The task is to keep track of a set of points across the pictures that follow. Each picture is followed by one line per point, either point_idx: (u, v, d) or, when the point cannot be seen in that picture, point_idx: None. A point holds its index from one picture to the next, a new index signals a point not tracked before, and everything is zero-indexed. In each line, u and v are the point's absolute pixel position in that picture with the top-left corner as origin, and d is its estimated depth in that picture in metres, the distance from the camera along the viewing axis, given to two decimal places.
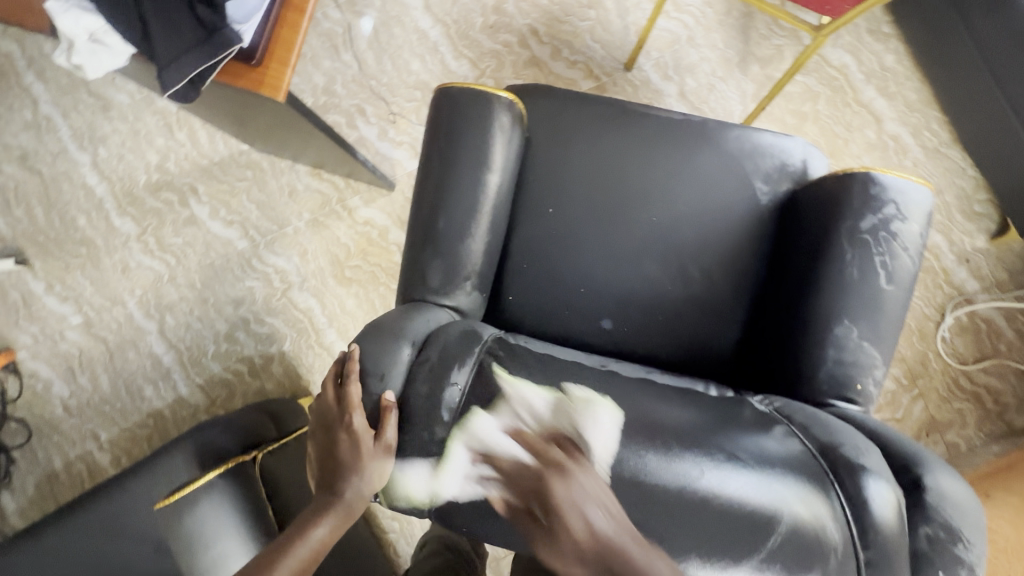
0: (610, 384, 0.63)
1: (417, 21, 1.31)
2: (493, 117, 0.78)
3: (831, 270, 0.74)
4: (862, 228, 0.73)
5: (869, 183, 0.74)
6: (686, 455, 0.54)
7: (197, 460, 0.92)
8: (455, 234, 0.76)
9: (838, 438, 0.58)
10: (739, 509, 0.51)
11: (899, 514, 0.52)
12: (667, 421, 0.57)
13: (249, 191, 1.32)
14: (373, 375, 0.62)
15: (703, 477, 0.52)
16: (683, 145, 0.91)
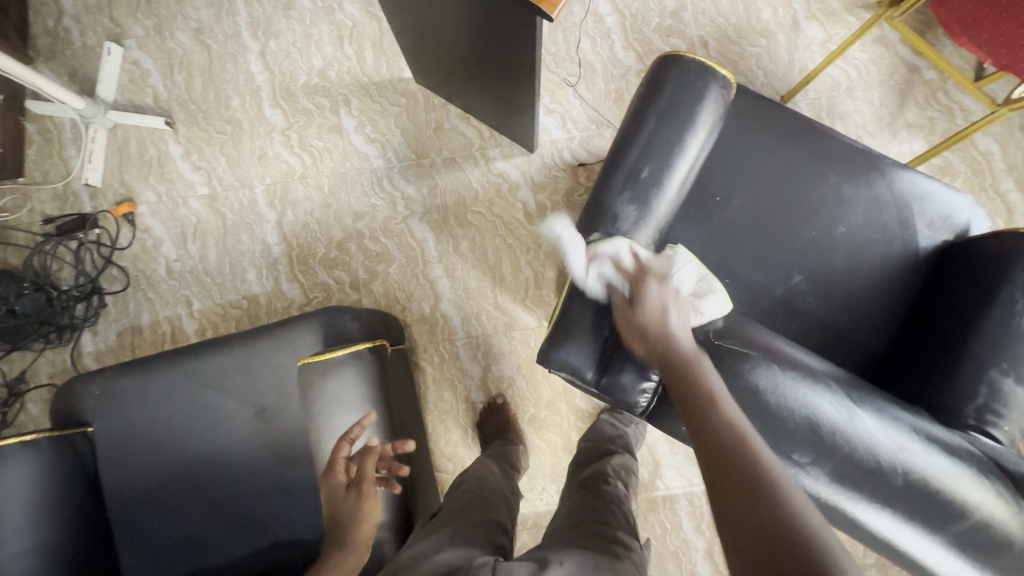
0: (795, 350, 0.68)
1: (597, 5, 1.38)
2: (709, 90, 0.82)
3: (1000, 317, 0.76)
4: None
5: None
6: (885, 426, 0.57)
7: (322, 338, 0.99)
8: (650, 187, 0.80)
9: (1008, 455, 0.61)
10: (932, 487, 0.54)
11: None
12: (839, 386, 0.61)
13: (398, 117, 1.38)
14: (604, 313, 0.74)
15: (883, 440, 0.56)
16: (856, 173, 0.95)
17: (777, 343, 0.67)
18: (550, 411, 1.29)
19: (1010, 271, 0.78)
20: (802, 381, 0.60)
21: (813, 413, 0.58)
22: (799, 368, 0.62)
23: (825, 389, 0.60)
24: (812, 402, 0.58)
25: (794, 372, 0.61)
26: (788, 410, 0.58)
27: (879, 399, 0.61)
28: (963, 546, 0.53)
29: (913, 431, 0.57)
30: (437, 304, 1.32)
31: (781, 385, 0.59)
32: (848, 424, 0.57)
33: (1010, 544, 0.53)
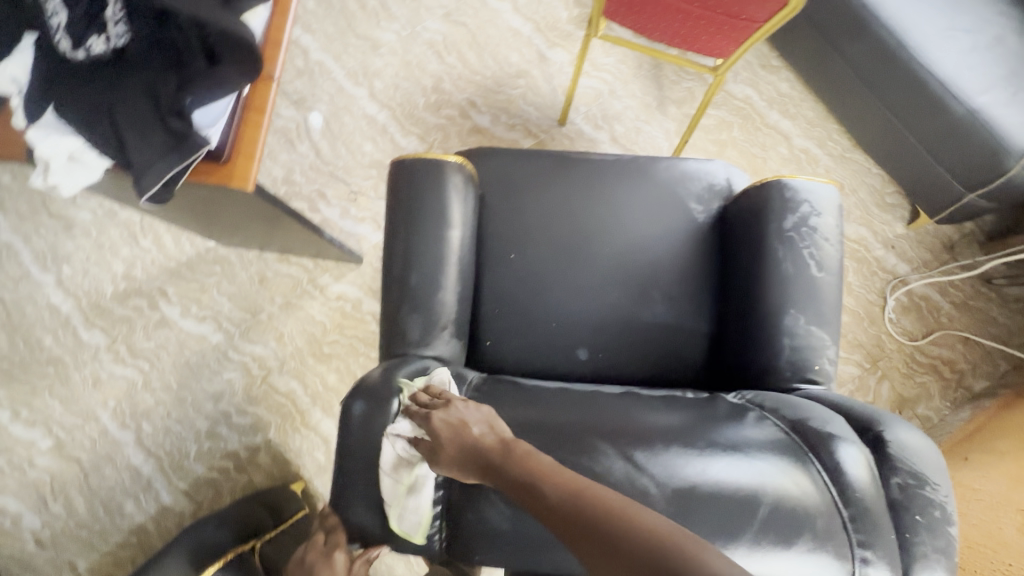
0: (596, 399, 0.68)
1: (364, 109, 1.43)
2: (447, 180, 0.87)
3: (772, 269, 0.82)
4: (788, 228, 0.82)
5: (789, 186, 0.84)
6: (684, 453, 0.57)
7: (193, 563, 0.95)
8: (427, 289, 0.82)
9: (805, 413, 0.63)
10: (741, 497, 0.54)
11: (871, 472, 0.57)
12: (628, 424, 0.62)
13: (219, 285, 1.35)
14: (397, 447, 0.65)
15: (674, 471, 0.56)
16: (622, 181, 1.01)
17: (575, 403, 0.66)
18: None
19: (764, 227, 0.84)
20: (598, 438, 0.60)
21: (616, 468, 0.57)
22: (586, 427, 0.61)
23: (621, 437, 0.60)
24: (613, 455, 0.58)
25: (591, 434, 0.60)
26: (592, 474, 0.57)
27: (676, 421, 0.62)
28: (780, 538, 0.53)
29: (701, 443, 0.58)
30: (330, 447, 1.27)
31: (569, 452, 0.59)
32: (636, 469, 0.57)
33: (815, 514, 0.54)
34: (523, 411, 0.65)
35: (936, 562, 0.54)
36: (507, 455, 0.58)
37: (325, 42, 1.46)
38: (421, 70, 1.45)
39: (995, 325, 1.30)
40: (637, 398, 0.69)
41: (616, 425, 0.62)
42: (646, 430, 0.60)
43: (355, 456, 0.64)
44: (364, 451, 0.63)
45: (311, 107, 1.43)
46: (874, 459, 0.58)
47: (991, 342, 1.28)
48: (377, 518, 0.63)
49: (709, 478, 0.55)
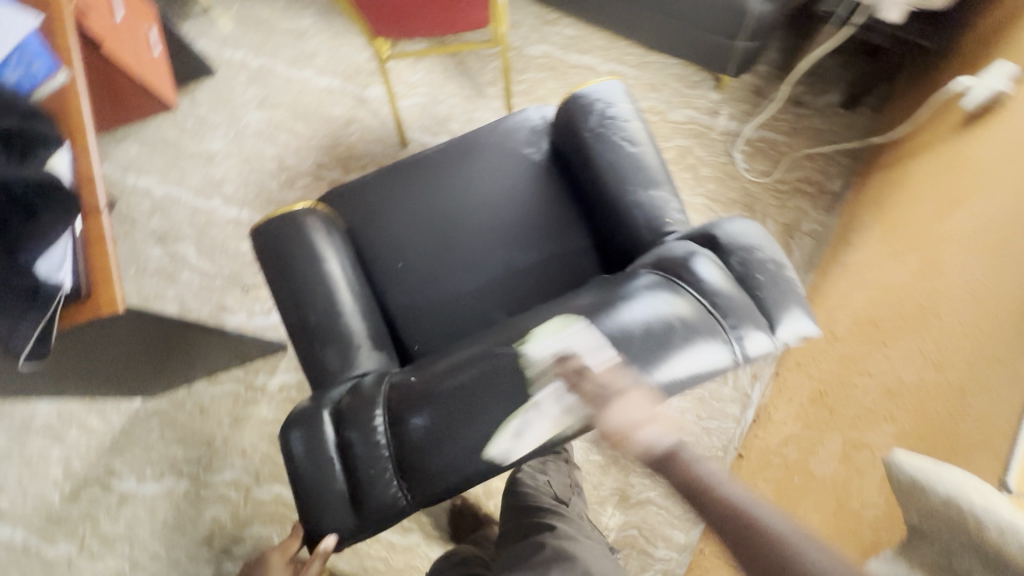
0: (500, 329, 0.72)
1: (226, 215, 1.47)
2: (305, 225, 0.94)
3: (601, 164, 0.94)
4: (598, 125, 0.95)
5: (585, 94, 0.97)
6: (591, 320, 0.62)
7: None
8: (329, 320, 0.87)
9: (660, 254, 0.75)
10: (645, 325, 0.61)
11: (719, 266, 0.69)
12: (524, 323, 0.66)
13: (164, 435, 1.33)
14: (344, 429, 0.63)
15: (571, 335, 0.62)
16: (461, 160, 1.12)
17: (482, 339, 0.69)
18: (497, 496, 1.28)
19: (579, 135, 0.96)
20: (513, 347, 0.63)
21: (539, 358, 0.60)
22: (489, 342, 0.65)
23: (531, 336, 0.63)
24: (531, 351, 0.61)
25: (501, 344, 0.63)
26: (521, 375, 0.60)
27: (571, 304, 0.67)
28: (669, 343, 0.60)
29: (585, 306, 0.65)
30: None
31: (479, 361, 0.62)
32: (539, 347, 0.61)
33: (688, 313, 0.63)
34: (436, 364, 0.66)
35: (793, 305, 0.67)
36: (443, 397, 0.59)
37: (162, 176, 1.51)
38: (261, 158, 1.51)
39: (824, 133, 1.48)
40: (535, 312, 0.74)
41: (513, 330, 0.66)
42: (550, 320, 0.64)
43: (302, 472, 0.64)
44: (303, 458, 0.63)
45: (177, 236, 1.46)
46: (724, 259, 0.70)
47: (828, 148, 1.46)
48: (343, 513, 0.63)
49: (617, 326, 0.61)
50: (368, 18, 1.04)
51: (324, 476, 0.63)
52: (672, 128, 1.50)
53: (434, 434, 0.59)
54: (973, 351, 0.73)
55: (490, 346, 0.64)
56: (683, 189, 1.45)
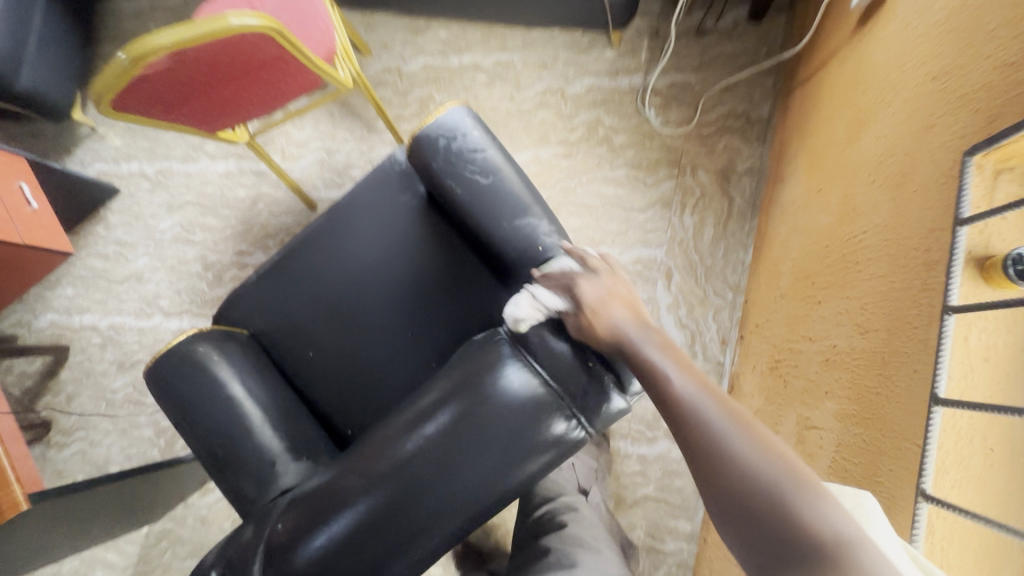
0: (375, 430, 0.72)
1: (170, 328, 1.48)
2: (197, 356, 0.91)
3: (465, 207, 0.87)
4: (450, 165, 0.86)
5: (430, 129, 0.87)
6: (472, 401, 0.63)
7: None
8: (241, 449, 0.86)
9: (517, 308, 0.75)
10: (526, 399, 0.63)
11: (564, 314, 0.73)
12: (406, 415, 0.67)
13: (177, 553, 1.38)
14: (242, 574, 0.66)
15: (451, 420, 0.63)
16: (343, 227, 1.06)
17: (362, 445, 0.70)
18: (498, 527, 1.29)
19: (436, 180, 0.89)
20: (392, 451, 0.64)
21: (423, 455, 0.62)
22: (376, 442, 0.66)
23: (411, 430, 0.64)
24: (411, 452, 0.62)
25: (388, 446, 0.64)
26: (408, 476, 0.61)
27: (435, 391, 0.68)
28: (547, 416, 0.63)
29: (465, 386, 0.65)
30: None
31: (368, 467, 0.63)
32: (422, 441, 0.63)
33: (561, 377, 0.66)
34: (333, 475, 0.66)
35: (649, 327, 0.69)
36: (353, 513, 0.61)
37: (102, 308, 1.52)
38: (184, 262, 1.50)
39: (739, 56, 1.34)
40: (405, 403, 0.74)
41: (399, 423, 0.67)
42: (419, 415, 0.65)
43: None
44: None
45: (134, 361, 1.48)
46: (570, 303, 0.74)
47: (745, 72, 1.32)
48: None
49: (501, 409, 0.63)
50: (206, 131, 1.00)
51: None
52: (575, 103, 1.39)
53: (335, 555, 0.60)
54: (892, 314, 0.64)
55: (378, 445, 0.65)
56: (603, 164, 1.35)
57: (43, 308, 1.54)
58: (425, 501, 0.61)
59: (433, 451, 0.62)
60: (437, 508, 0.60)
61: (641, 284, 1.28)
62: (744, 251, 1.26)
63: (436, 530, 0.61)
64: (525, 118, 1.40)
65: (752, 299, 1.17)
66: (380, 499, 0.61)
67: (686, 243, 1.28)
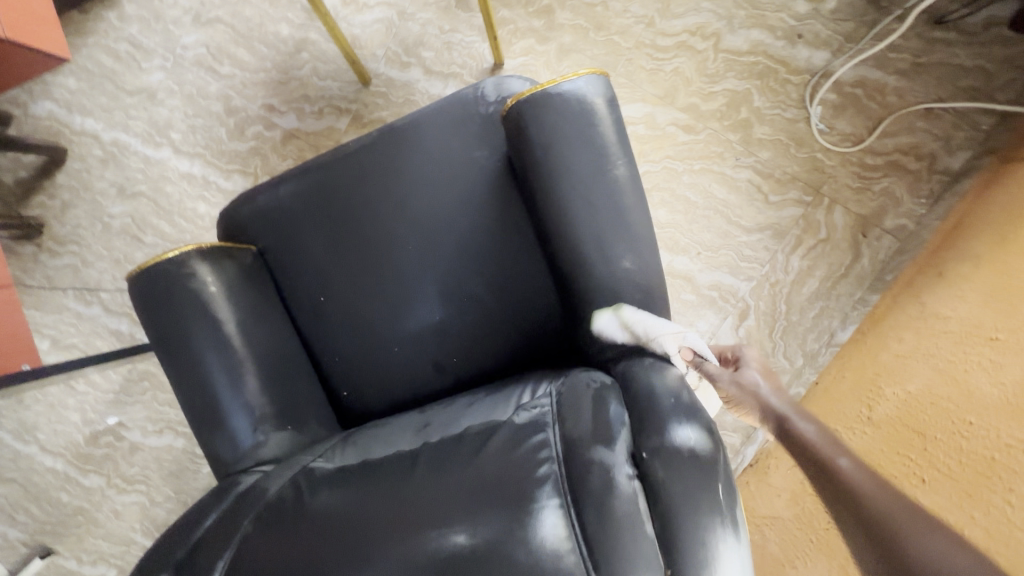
0: (381, 491, 0.60)
1: (178, 169, 1.30)
2: (190, 279, 0.77)
3: (559, 230, 0.66)
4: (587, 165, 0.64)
5: (567, 111, 0.63)
6: (497, 539, 0.50)
7: None
8: (223, 403, 0.76)
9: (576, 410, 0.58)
10: (562, 561, 0.49)
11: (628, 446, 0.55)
12: (419, 506, 0.55)
13: (157, 396, 1.39)
14: None
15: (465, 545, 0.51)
16: (394, 162, 0.84)
17: (368, 502, 0.59)
18: None
19: (533, 175, 0.66)
20: (398, 554, 0.53)
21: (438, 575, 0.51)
22: (378, 530, 0.55)
23: (434, 536, 0.52)
24: (425, 564, 0.51)
25: (389, 539, 0.54)
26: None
27: (463, 493, 0.54)
28: None
29: (496, 510, 0.51)
30: None
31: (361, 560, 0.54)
32: (425, 558, 0.52)
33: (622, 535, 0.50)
34: (324, 530, 0.58)
35: (740, 511, 0.53)
36: None
37: (108, 117, 1.32)
38: (206, 96, 1.27)
39: (965, 74, 0.99)
40: (422, 466, 0.60)
41: (408, 512, 0.55)
42: (435, 516, 0.53)
43: None
44: None
45: (134, 192, 1.33)
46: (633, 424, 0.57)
47: (962, 101, 0.98)
48: None
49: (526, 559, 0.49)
50: None
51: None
52: (726, 62, 1.05)
53: None
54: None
55: (379, 532, 0.55)
56: (725, 156, 1.07)
57: (43, 94, 1.34)
58: None
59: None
60: None
61: (708, 314, 1.09)
62: (840, 322, 1.05)
63: None
64: (657, 59, 1.07)
65: (823, 386, 1.00)
66: None
67: (778, 289, 1.07)
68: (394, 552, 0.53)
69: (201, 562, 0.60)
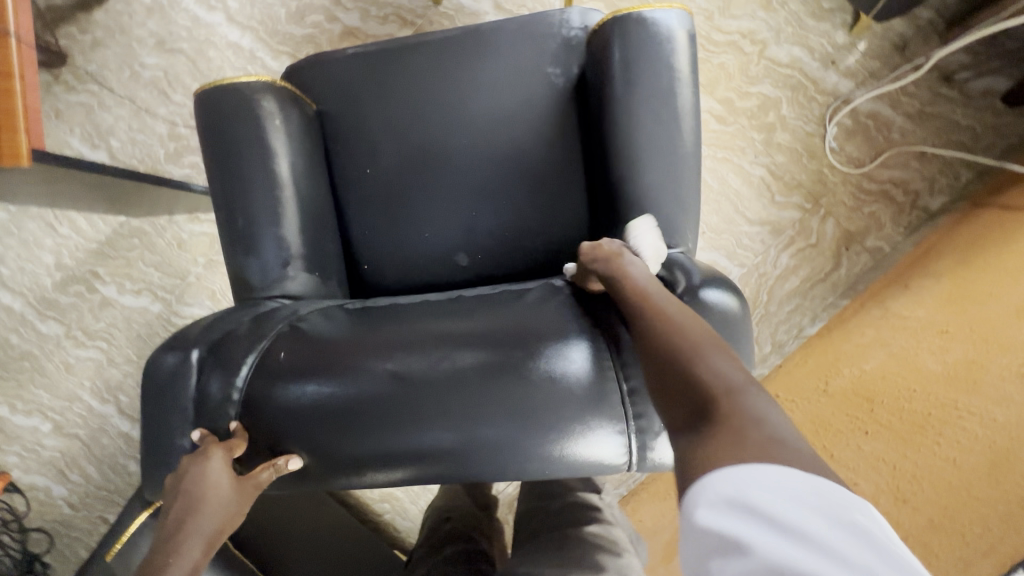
0: (401, 314, 0.64)
1: (226, 37, 1.30)
2: (256, 109, 0.79)
3: (621, 137, 0.73)
4: (659, 83, 0.71)
5: (653, 33, 0.71)
6: (529, 356, 0.56)
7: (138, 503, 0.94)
8: (259, 231, 0.78)
9: None
10: (586, 380, 0.55)
11: None
12: (447, 326, 0.60)
13: (143, 257, 1.36)
14: (217, 374, 0.59)
15: (491, 357, 0.56)
16: (467, 58, 0.89)
17: (401, 321, 0.62)
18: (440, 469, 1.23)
19: (608, 88, 0.74)
20: (421, 356, 0.57)
21: (466, 385, 0.55)
22: (403, 339, 0.59)
23: (468, 352, 0.57)
24: (449, 369, 0.56)
25: (415, 346, 0.58)
26: (438, 393, 0.55)
27: (500, 323, 0.59)
28: (600, 409, 0.55)
29: (526, 335, 0.57)
30: None
31: (383, 357, 0.58)
32: (450, 365, 0.56)
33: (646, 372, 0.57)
34: (346, 337, 0.61)
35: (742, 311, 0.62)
36: (353, 396, 0.56)
37: None
38: None
39: (958, 130, 1.14)
40: (456, 304, 0.64)
41: (435, 329, 0.59)
42: (461, 334, 0.58)
43: (160, 405, 0.59)
44: (159, 377, 0.60)
45: (172, 49, 1.32)
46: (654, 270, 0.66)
47: (951, 151, 1.13)
48: (183, 428, 0.58)
49: (551, 373, 0.55)
50: None
51: (181, 430, 0.58)
52: (766, 68, 1.17)
53: (321, 416, 0.56)
54: (930, 494, 0.97)
55: (405, 341, 0.59)
56: (747, 151, 1.18)
57: None
58: (430, 418, 0.55)
59: (462, 380, 0.55)
60: (440, 430, 0.55)
61: None
62: (809, 320, 1.17)
63: (430, 452, 0.55)
64: (708, 51, 1.18)
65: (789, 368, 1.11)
66: (388, 391, 0.56)
67: (765, 280, 1.17)
68: (426, 358, 0.57)
69: (229, 348, 0.61)
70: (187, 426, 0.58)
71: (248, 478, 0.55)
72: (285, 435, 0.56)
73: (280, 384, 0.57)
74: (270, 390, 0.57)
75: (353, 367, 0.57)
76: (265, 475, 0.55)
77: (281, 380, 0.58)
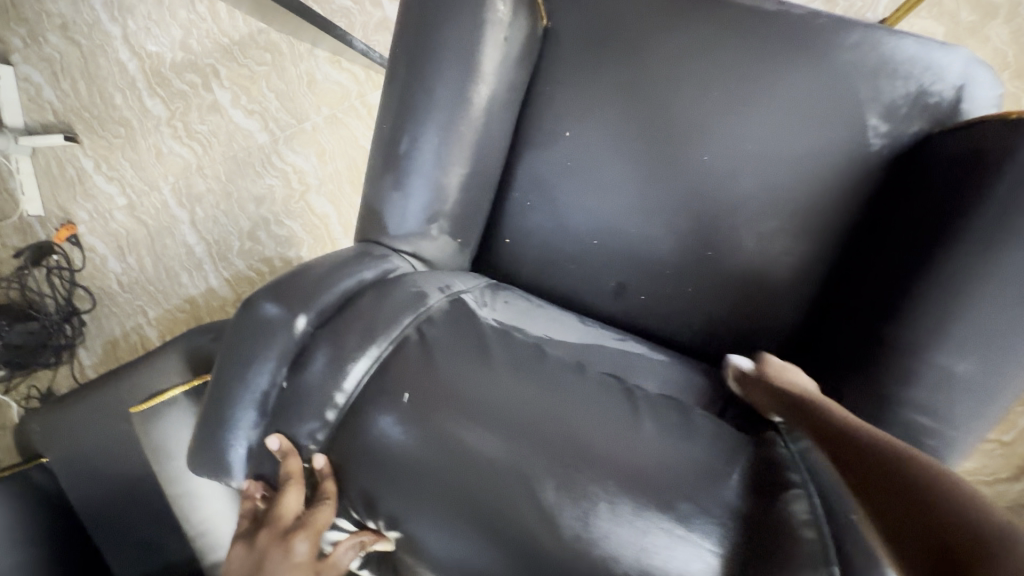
0: (538, 371, 0.49)
1: None
2: (484, 8, 0.58)
3: (941, 291, 0.50)
4: None
5: None
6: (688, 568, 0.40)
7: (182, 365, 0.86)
8: (420, 165, 0.61)
9: None
10: None
11: None
12: (586, 435, 0.44)
13: (269, 78, 1.21)
14: (319, 364, 0.48)
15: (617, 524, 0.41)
16: (769, 51, 0.63)
17: (520, 383, 0.47)
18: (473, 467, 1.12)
19: (963, 219, 0.51)
20: (534, 462, 0.43)
21: (568, 533, 0.41)
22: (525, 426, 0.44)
23: (593, 487, 0.42)
24: (559, 499, 0.42)
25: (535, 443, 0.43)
26: (530, 520, 0.42)
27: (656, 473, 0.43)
28: None
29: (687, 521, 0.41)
30: None
31: (489, 438, 0.44)
32: (564, 498, 0.42)
33: None
34: (462, 378, 0.46)
35: None
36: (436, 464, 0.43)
37: None
38: None
39: None
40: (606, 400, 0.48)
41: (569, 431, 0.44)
42: (596, 459, 0.43)
43: (237, 368, 0.49)
44: (247, 340, 0.50)
45: None
46: None
47: None
48: (255, 416, 0.49)
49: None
50: None
51: (249, 418, 0.49)
52: None
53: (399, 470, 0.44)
54: None
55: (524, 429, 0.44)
56: None
57: None
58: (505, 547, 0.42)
59: (567, 528, 0.41)
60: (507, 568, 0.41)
61: None
62: None
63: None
64: None
65: None
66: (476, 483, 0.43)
67: None
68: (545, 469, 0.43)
69: (342, 332, 0.49)
70: (256, 421, 0.49)
71: (326, 562, 0.46)
72: (368, 480, 0.45)
73: (378, 413, 0.46)
74: (371, 416, 0.46)
75: (455, 428, 0.44)
76: (344, 560, 0.46)
77: (385, 410, 0.46)
